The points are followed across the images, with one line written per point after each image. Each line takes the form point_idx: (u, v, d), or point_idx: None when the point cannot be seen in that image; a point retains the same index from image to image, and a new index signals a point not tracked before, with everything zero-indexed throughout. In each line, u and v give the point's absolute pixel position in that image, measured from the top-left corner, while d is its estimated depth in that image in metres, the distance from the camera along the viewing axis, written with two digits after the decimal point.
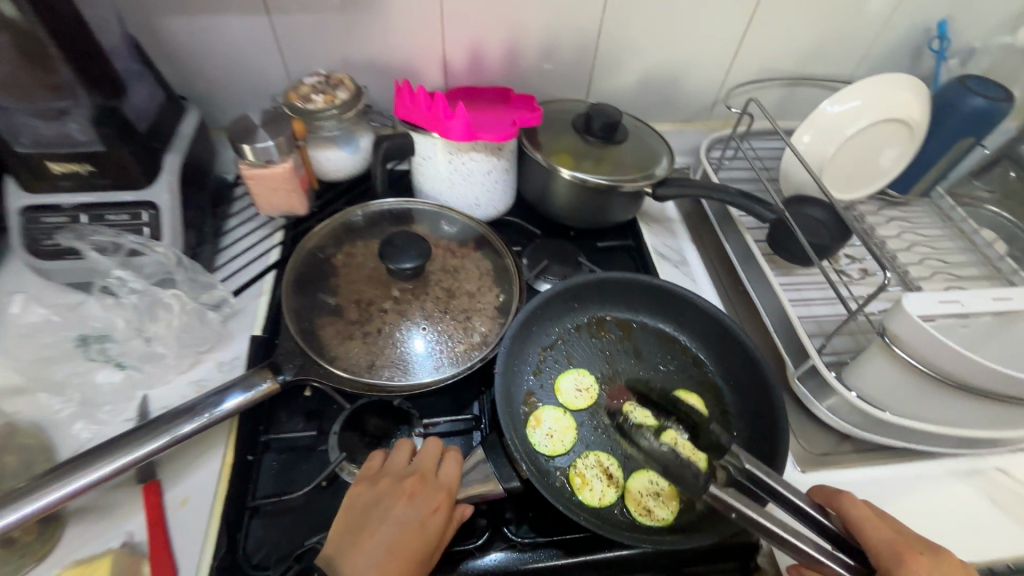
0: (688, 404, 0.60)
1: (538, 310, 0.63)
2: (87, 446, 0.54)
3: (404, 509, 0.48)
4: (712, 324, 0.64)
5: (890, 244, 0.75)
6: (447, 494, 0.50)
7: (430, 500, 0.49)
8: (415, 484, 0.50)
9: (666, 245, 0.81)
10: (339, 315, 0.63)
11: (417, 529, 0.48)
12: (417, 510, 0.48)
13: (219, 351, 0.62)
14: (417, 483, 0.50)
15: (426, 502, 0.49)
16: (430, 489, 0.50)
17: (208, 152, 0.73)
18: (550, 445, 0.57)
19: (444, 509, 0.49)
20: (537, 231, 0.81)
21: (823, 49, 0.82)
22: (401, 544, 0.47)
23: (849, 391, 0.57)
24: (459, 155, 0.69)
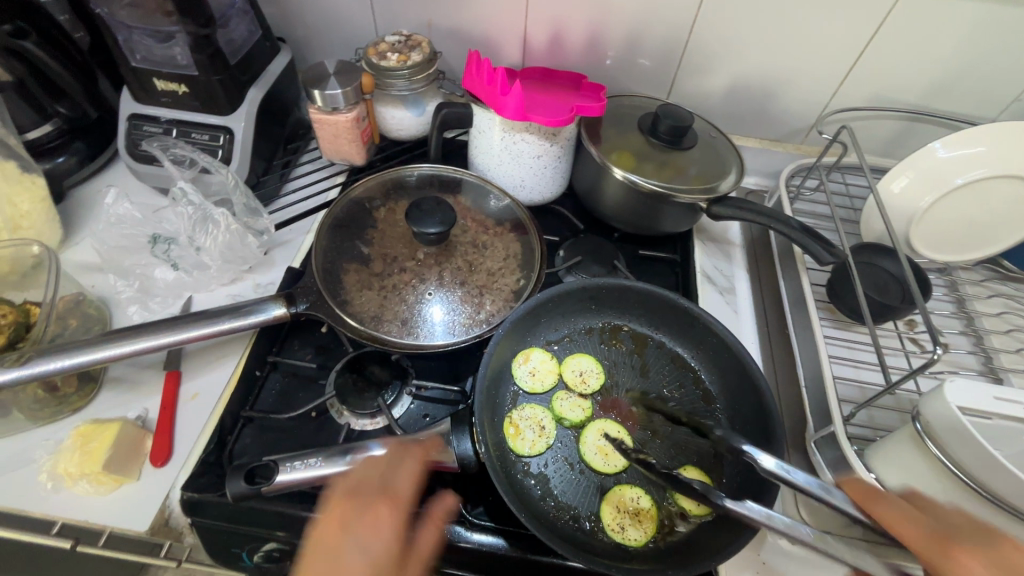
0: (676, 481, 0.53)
1: (549, 302, 0.62)
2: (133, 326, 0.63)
3: (345, 545, 0.42)
4: (733, 361, 0.59)
5: (986, 322, 0.63)
6: (386, 500, 0.44)
7: (370, 514, 0.44)
8: (344, 514, 0.44)
9: (717, 268, 0.75)
10: (365, 264, 0.66)
11: (376, 548, 0.42)
12: (363, 533, 0.43)
13: (259, 274, 0.68)
14: (345, 510, 0.44)
15: (364, 520, 0.43)
16: (366, 504, 0.44)
17: (293, 92, 0.79)
18: (530, 382, 0.59)
19: (387, 513, 0.44)
20: (581, 226, 0.79)
21: (959, 81, 0.70)
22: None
23: (868, 473, 0.51)
24: (512, 134, 0.68)
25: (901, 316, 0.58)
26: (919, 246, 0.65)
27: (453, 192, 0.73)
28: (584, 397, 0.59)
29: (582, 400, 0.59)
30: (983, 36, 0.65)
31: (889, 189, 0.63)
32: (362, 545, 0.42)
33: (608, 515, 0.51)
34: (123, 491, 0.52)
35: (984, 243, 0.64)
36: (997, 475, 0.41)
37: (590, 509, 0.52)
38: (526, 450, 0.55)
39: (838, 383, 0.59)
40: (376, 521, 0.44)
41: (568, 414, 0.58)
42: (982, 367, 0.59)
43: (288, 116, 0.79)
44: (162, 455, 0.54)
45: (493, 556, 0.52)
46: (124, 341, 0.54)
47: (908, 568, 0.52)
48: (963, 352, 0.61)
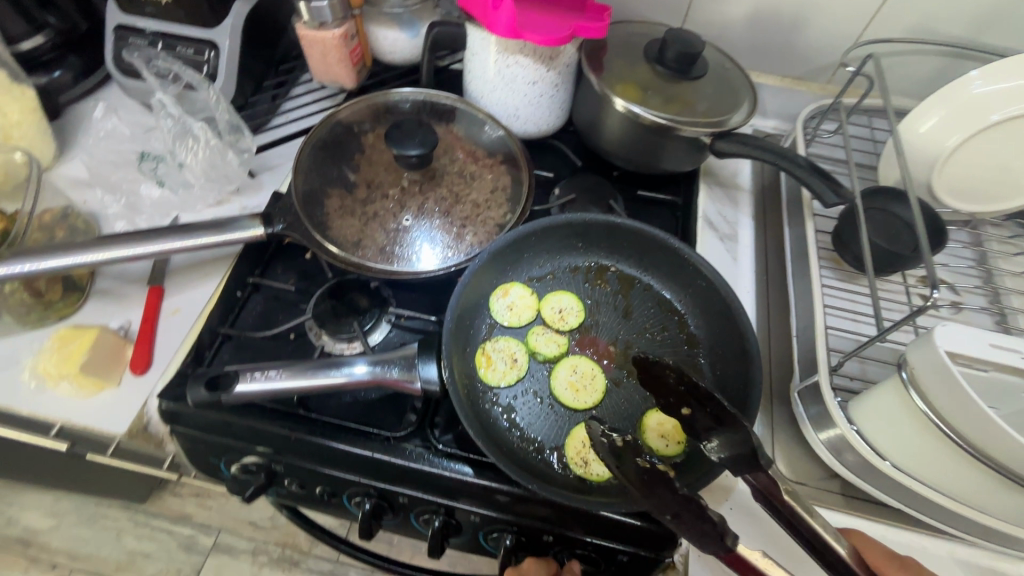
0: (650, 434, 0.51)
1: (533, 236, 0.59)
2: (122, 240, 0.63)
3: None
4: (720, 305, 0.56)
5: (1010, 280, 0.58)
6: None
7: None
8: None
9: (720, 213, 0.71)
10: (349, 190, 0.64)
11: None
12: None
13: (245, 197, 0.67)
14: None
15: None
16: None
17: (286, 10, 0.75)
18: (508, 316, 0.58)
19: None
20: (579, 164, 0.74)
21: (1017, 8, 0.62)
22: None
23: (850, 425, 0.48)
24: (507, 57, 0.64)
25: (910, 265, 0.53)
26: (945, 195, 0.60)
27: (446, 121, 0.70)
28: (560, 332, 0.58)
29: (559, 336, 0.57)
30: None
31: (914, 129, 0.57)
32: None
33: (572, 449, 0.51)
34: (103, 396, 0.54)
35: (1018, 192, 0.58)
36: (980, 427, 0.39)
37: (554, 442, 0.51)
38: (497, 382, 0.54)
39: (831, 334, 0.55)
40: None
41: (543, 349, 0.57)
42: (995, 326, 0.55)
43: (280, 36, 0.76)
44: (141, 364, 0.55)
45: (456, 482, 0.52)
46: (100, 249, 0.53)
47: (884, 524, 0.50)
48: (978, 311, 0.56)
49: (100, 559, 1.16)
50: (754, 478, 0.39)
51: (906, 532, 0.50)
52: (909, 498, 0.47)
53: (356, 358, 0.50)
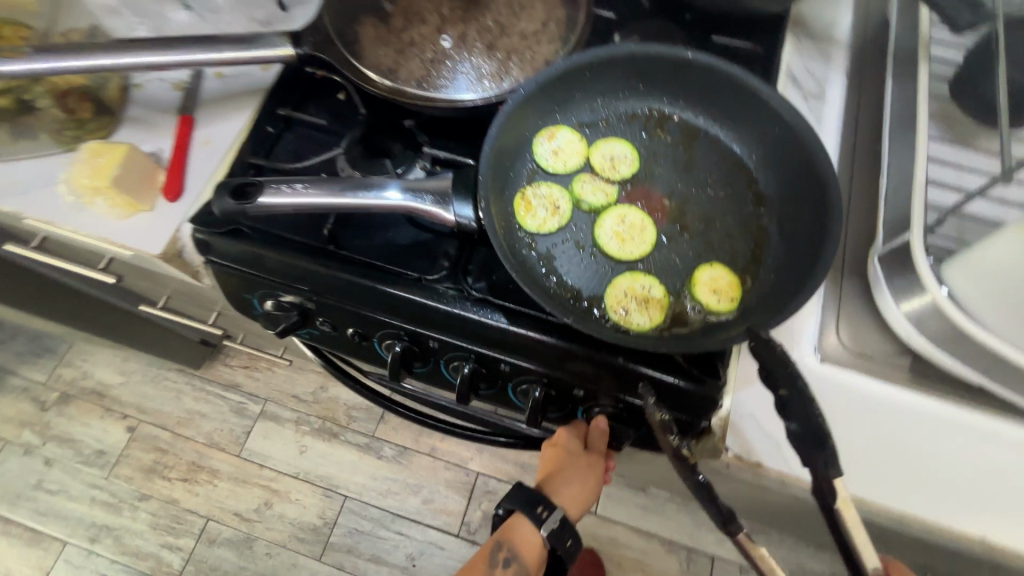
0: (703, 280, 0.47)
1: (587, 70, 0.52)
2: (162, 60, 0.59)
3: None
4: (800, 157, 0.48)
5: None
6: None
7: None
8: None
9: (806, 68, 0.61)
10: (383, 17, 0.57)
11: None
12: None
13: (278, 27, 0.62)
14: None
15: None
16: None
17: None
18: (551, 161, 0.53)
19: None
20: (645, 4, 0.64)
21: None
22: None
23: (939, 288, 0.42)
24: None
25: None
26: None
27: None
28: (608, 180, 0.52)
29: (607, 186, 0.52)
30: None
31: None
32: None
33: (613, 298, 0.47)
34: (139, 218, 0.54)
35: None
36: None
37: (595, 292, 0.48)
38: (535, 227, 0.50)
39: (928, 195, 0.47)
40: None
41: (589, 199, 0.52)
42: None
43: None
44: (173, 190, 0.54)
45: (488, 327, 0.50)
46: (125, 55, 0.50)
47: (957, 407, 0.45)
48: None
49: (163, 415, 1.26)
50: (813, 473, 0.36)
51: (984, 416, 0.45)
52: (998, 374, 0.41)
53: (388, 184, 0.47)
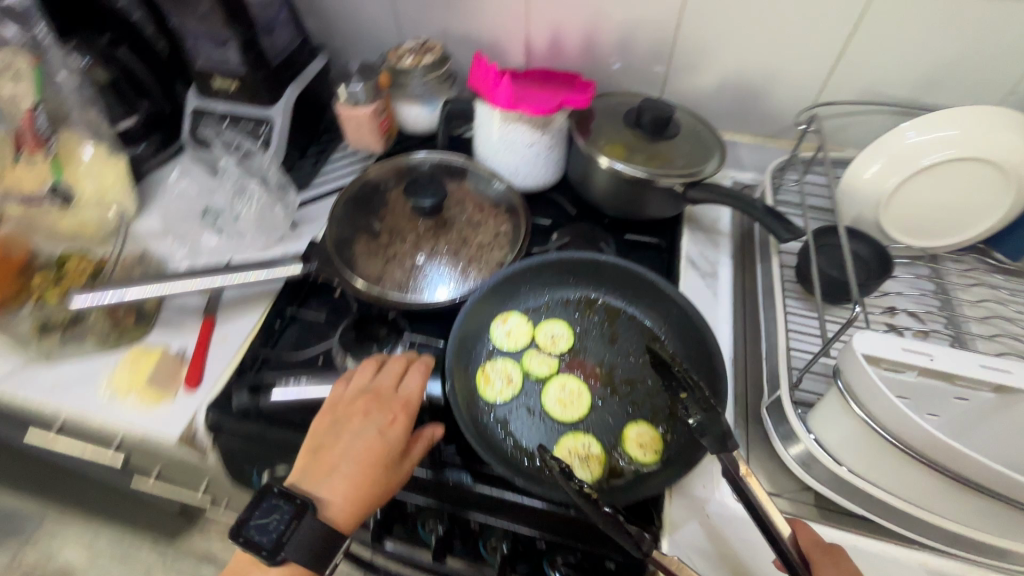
0: (634, 434, 0.58)
1: (528, 272, 0.69)
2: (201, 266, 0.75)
3: (359, 429, 0.56)
4: (694, 329, 0.63)
5: (970, 312, 0.64)
6: (405, 405, 0.57)
7: (386, 412, 0.56)
8: (369, 404, 0.57)
9: (701, 254, 0.79)
10: (374, 236, 0.75)
11: (369, 438, 0.55)
12: (374, 427, 0.56)
13: (287, 243, 0.78)
14: (371, 400, 0.57)
15: (350, 417, 0.57)
16: (386, 403, 0.57)
17: (329, 91, 0.91)
18: (506, 341, 0.66)
19: (400, 423, 0.56)
20: (574, 212, 0.84)
21: (959, 68, 0.70)
22: (362, 455, 0.54)
23: (808, 434, 0.54)
24: (508, 125, 0.76)
25: (870, 290, 0.59)
26: (893, 231, 0.66)
27: (459, 178, 0.82)
28: (550, 353, 0.65)
29: (550, 358, 0.64)
30: (972, 23, 0.65)
31: (859, 175, 0.64)
32: (370, 434, 0.55)
33: (560, 455, 0.57)
34: (162, 406, 0.64)
35: (969, 224, 0.64)
36: (903, 425, 0.44)
37: (544, 450, 0.57)
38: (494, 398, 0.61)
39: (794, 357, 0.61)
40: (390, 421, 0.56)
41: (536, 369, 0.64)
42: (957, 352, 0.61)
43: (324, 113, 0.90)
44: (193, 380, 0.65)
45: (458, 488, 0.58)
46: (172, 282, 0.65)
47: (859, 537, 0.54)
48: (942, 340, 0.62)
49: None
50: (725, 457, 0.46)
51: (882, 544, 0.53)
52: (871, 504, 0.52)
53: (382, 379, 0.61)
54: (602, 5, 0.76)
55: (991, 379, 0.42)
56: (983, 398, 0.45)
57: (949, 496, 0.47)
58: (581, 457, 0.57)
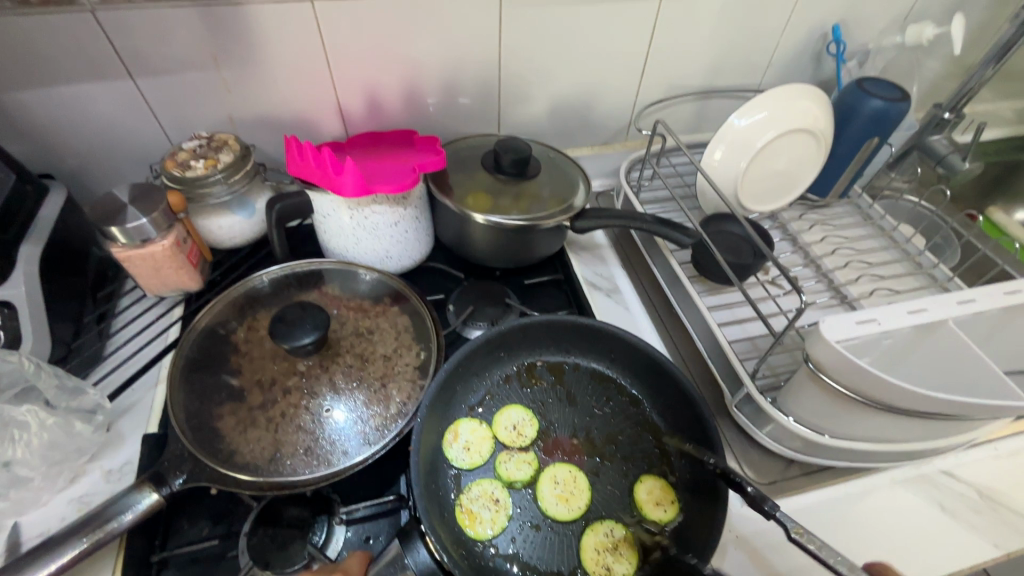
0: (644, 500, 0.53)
1: (459, 368, 0.59)
2: None
3: None
4: (644, 359, 0.60)
5: (816, 250, 0.76)
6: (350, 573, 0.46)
7: None
8: None
9: (596, 272, 0.78)
10: (241, 400, 0.56)
11: None
12: None
13: (106, 458, 0.55)
14: None
15: None
16: None
17: (87, 230, 0.66)
18: (468, 458, 0.56)
19: None
20: (460, 275, 0.77)
21: (730, 55, 0.82)
22: None
23: (787, 417, 0.55)
24: (361, 210, 0.64)
25: (756, 270, 0.65)
26: (750, 203, 0.74)
27: (319, 285, 0.67)
28: (520, 448, 0.57)
29: (525, 454, 0.57)
30: (734, 16, 0.76)
31: (711, 161, 0.70)
32: None
33: (590, 560, 0.50)
34: None
35: (797, 181, 0.74)
36: (879, 390, 0.45)
37: (572, 564, 0.50)
38: (488, 532, 0.51)
39: (732, 345, 0.64)
40: None
41: (517, 474, 0.55)
42: (828, 288, 0.71)
43: (87, 258, 0.65)
44: None
45: None
46: None
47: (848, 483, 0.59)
48: (814, 282, 0.72)
49: None
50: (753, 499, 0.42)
51: (865, 479, 0.59)
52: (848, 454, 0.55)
53: None
54: (415, 56, 0.69)
55: (918, 321, 0.47)
56: (902, 333, 0.48)
57: (923, 430, 0.50)
58: (613, 546, 0.51)
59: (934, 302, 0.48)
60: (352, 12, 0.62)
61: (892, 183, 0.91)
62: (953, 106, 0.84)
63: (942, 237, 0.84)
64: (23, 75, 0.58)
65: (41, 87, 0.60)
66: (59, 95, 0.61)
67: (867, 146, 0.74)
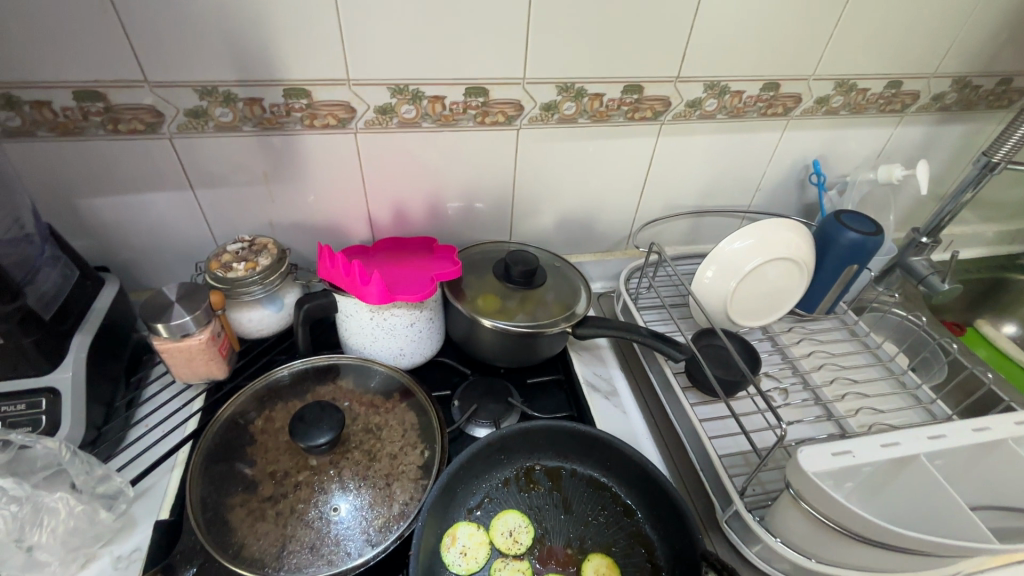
0: None
1: (460, 471, 0.62)
2: None
3: None
4: (638, 470, 0.63)
5: (804, 364, 0.80)
6: None
7: None
8: None
9: (596, 374, 0.82)
10: (253, 491, 0.59)
11: None
12: None
13: (117, 544, 0.57)
14: None
15: None
16: None
17: (130, 318, 0.72)
18: (464, 563, 0.57)
19: None
20: (467, 371, 0.81)
21: (721, 182, 0.91)
22: None
23: (774, 538, 0.57)
24: (381, 313, 0.70)
25: (745, 386, 0.69)
26: (740, 318, 0.79)
27: (335, 378, 0.72)
28: (516, 555, 0.59)
29: (519, 562, 0.58)
30: (723, 151, 0.86)
31: (703, 279, 0.77)
32: None
33: None
34: None
35: (784, 300, 0.80)
36: (856, 522, 0.48)
37: None
38: None
39: (722, 458, 0.67)
40: None
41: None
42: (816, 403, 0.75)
43: (125, 344, 0.71)
44: None
45: None
46: None
47: None
48: (801, 397, 0.75)
49: None
50: None
51: None
52: None
53: None
54: (440, 176, 0.78)
55: (890, 455, 0.51)
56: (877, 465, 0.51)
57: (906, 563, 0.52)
58: None
59: (906, 436, 0.52)
60: (388, 142, 0.72)
61: (879, 298, 0.96)
62: (929, 232, 0.91)
63: (928, 354, 0.88)
64: (99, 186, 0.67)
65: (113, 195, 0.69)
66: (126, 201, 0.70)
67: (848, 271, 0.81)
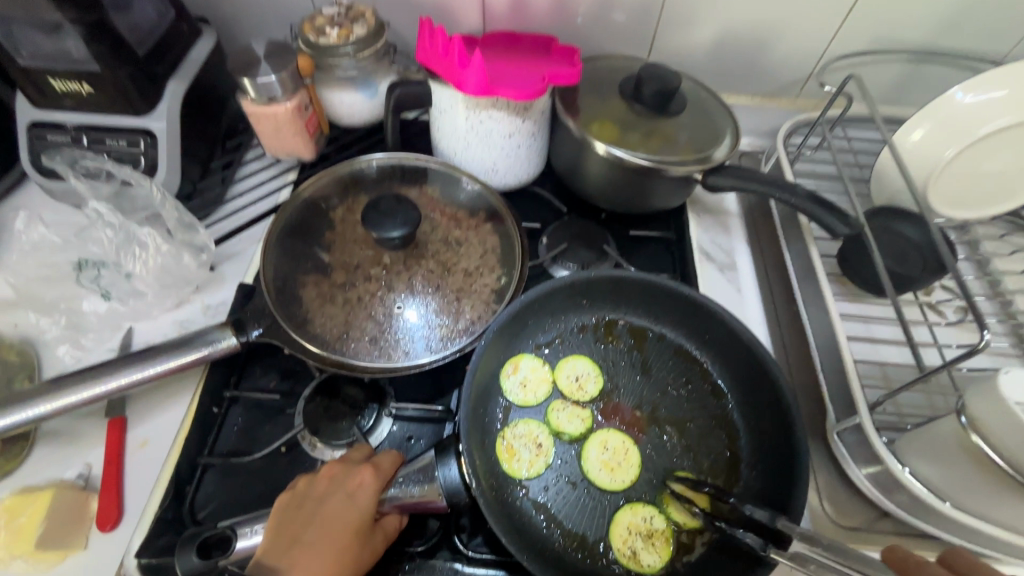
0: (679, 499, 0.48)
1: (536, 303, 0.55)
2: (69, 369, 0.54)
3: (323, 495, 0.44)
4: (743, 352, 0.52)
5: (1009, 283, 0.60)
6: (378, 466, 0.45)
7: (352, 476, 0.45)
8: (334, 468, 0.45)
9: (715, 242, 0.68)
10: (325, 275, 0.58)
11: (336, 504, 0.43)
12: (342, 491, 0.44)
13: (208, 294, 0.59)
14: (337, 468, 0.45)
15: (319, 485, 0.44)
16: (354, 465, 0.46)
17: (227, 80, 0.69)
18: (522, 394, 0.53)
19: (368, 479, 0.44)
20: (564, 208, 0.71)
21: (975, 10, 0.63)
22: (330, 530, 0.42)
23: (902, 468, 0.45)
24: (478, 112, 0.59)
25: (922, 286, 0.53)
26: (938, 205, 0.60)
27: (419, 183, 0.65)
28: (577, 402, 0.54)
29: (580, 409, 0.53)
30: None
31: (906, 141, 0.57)
32: (337, 500, 0.43)
33: (618, 537, 0.47)
34: (68, 564, 0.46)
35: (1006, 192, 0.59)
36: None
37: (595, 531, 0.48)
38: (524, 473, 0.49)
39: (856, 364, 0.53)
40: (357, 481, 0.44)
41: (567, 427, 0.53)
42: (1010, 334, 0.56)
43: (222, 109, 0.68)
44: (109, 518, 0.47)
45: None
46: (60, 394, 0.46)
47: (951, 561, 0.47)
48: (991, 321, 0.57)
49: None
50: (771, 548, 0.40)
51: None
52: (971, 535, 0.44)
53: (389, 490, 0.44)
54: None
55: None
56: None
57: None
58: (648, 532, 0.48)
59: None
60: None
61: None
62: None
63: None
64: None
65: None
66: None
67: None
